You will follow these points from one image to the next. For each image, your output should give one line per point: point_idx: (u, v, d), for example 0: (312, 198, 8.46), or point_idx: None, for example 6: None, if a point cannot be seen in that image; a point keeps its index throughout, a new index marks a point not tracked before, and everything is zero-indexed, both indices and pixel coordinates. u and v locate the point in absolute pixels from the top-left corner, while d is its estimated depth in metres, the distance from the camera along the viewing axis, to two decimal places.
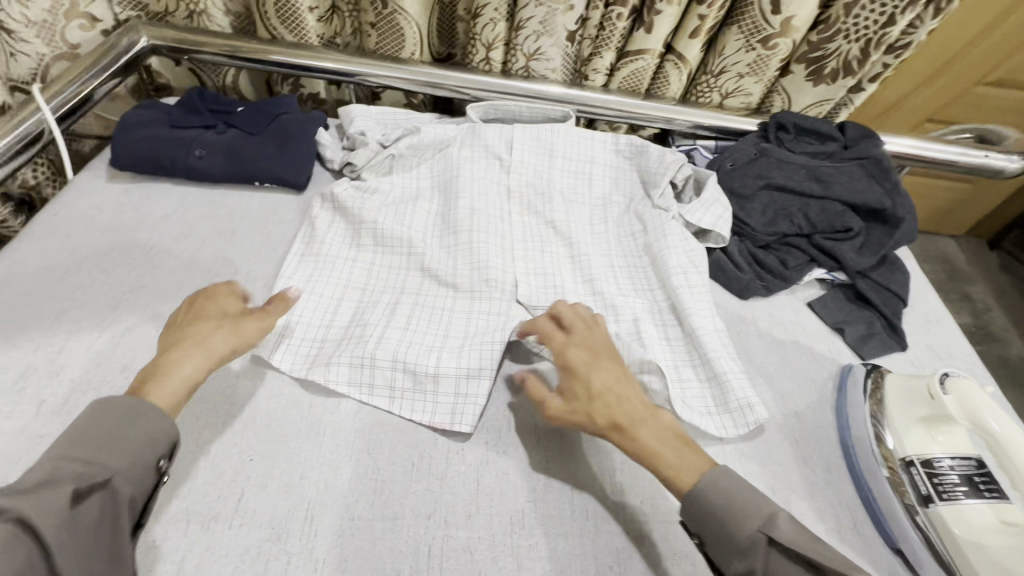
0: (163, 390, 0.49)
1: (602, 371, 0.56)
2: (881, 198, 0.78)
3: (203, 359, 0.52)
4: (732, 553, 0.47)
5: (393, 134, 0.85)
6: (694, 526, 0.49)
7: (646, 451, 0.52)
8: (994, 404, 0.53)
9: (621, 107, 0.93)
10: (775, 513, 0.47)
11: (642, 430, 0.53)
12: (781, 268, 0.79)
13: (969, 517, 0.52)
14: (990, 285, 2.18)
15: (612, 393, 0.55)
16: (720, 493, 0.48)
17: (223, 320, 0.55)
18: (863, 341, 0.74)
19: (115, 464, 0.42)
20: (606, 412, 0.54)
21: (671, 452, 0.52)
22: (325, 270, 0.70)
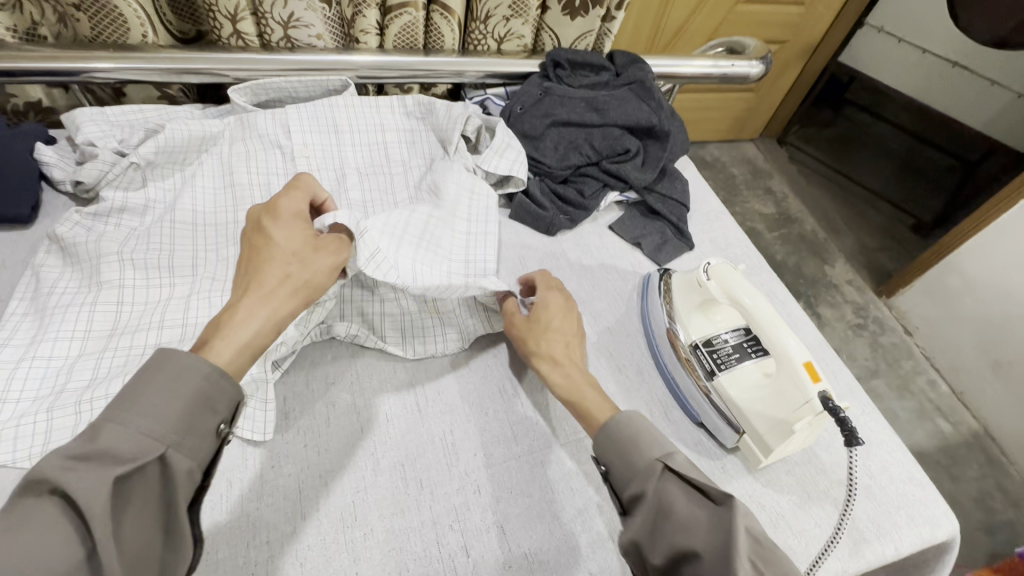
0: (224, 343, 0.46)
1: (565, 320, 0.62)
2: (650, 117, 0.85)
3: (266, 294, 0.50)
4: (629, 477, 0.48)
5: (134, 138, 0.72)
6: (601, 457, 0.51)
7: (570, 389, 0.56)
8: (745, 280, 0.61)
9: (402, 67, 0.89)
10: (674, 450, 0.48)
11: (574, 374, 0.58)
12: (579, 199, 0.83)
13: (742, 377, 0.60)
14: (784, 176, 2.56)
15: (563, 339, 0.60)
16: (626, 429, 0.50)
17: (278, 232, 0.54)
18: (658, 250, 0.81)
19: (167, 437, 0.40)
20: (548, 346, 0.60)
21: (595, 396, 0.55)
22: (59, 318, 0.59)
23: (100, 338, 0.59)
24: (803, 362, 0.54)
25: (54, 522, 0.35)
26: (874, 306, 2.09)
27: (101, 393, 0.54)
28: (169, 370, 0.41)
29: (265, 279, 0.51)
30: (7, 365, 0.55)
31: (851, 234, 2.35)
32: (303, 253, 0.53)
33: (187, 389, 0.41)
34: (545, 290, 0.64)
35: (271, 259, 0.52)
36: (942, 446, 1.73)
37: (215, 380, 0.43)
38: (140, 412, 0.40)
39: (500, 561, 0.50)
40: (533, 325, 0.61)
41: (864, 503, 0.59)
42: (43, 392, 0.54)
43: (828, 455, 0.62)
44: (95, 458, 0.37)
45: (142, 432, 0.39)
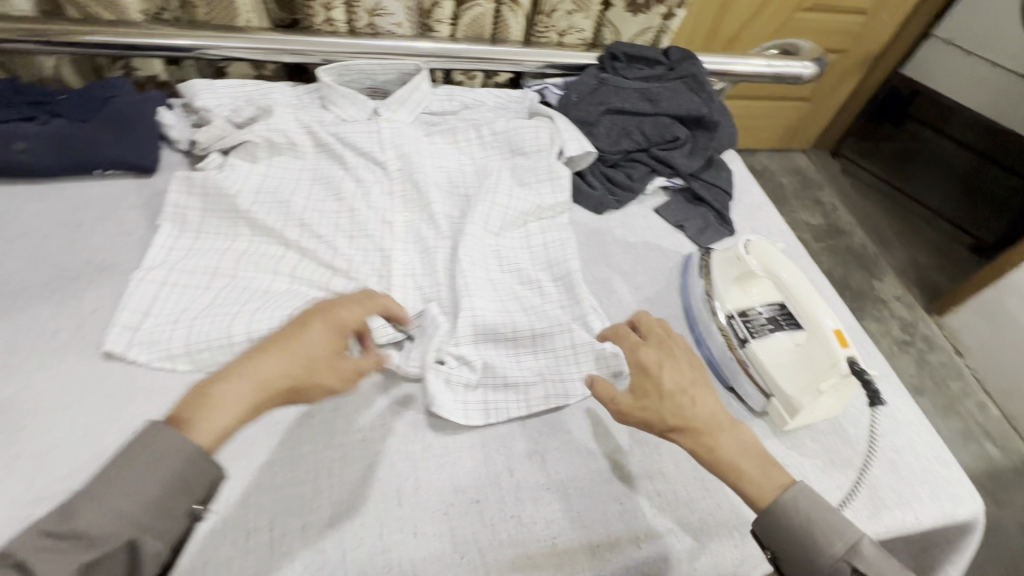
0: (206, 423, 0.43)
1: (676, 372, 0.53)
2: (701, 108, 0.89)
3: (262, 385, 0.46)
4: (808, 571, 0.47)
5: (243, 114, 0.84)
6: (771, 542, 0.49)
7: (724, 459, 0.50)
8: (783, 256, 0.65)
9: (470, 54, 0.97)
10: (857, 541, 0.46)
11: (722, 440, 0.51)
12: (628, 182, 0.89)
13: (773, 346, 0.64)
14: (835, 187, 2.52)
15: (687, 396, 0.52)
16: (800, 515, 0.48)
17: (324, 318, 0.51)
18: (700, 232, 0.86)
19: (141, 522, 0.40)
20: (676, 417, 0.51)
21: (754, 467, 0.50)
22: (196, 259, 0.69)
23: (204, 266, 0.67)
24: (833, 330, 0.58)
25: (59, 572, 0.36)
26: (923, 324, 2.03)
27: (218, 309, 0.63)
28: (156, 451, 0.41)
29: (264, 368, 0.47)
30: (145, 287, 0.64)
31: (903, 250, 2.29)
32: (317, 363, 0.49)
33: (166, 473, 0.41)
34: (644, 348, 0.55)
35: (283, 351, 0.48)
36: (989, 470, 1.67)
37: (193, 463, 0.42)
38: (122, 494, 0.40)
39: (540, 483, 0.56)
40: (646, 395, 0.52)
41: (887, 473, 0.62)
42: (154, 305, 0.63)
43: (854, 428, 0.65)
44: (70, 535, 0.37)
45: (120, 514, 0.39)
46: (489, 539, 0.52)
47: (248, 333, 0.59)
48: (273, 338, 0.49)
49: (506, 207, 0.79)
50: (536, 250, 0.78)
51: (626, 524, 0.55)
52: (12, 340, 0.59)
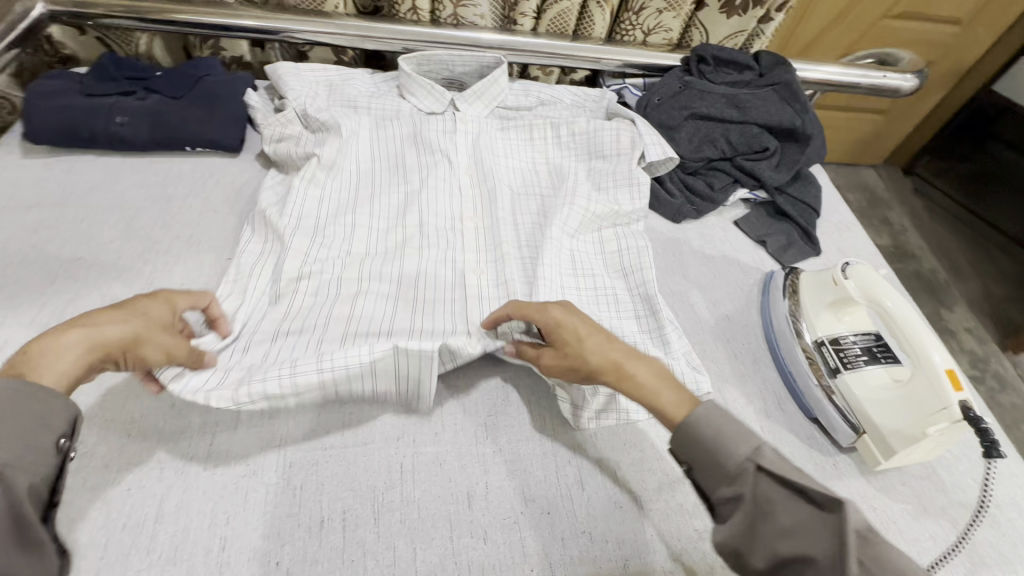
0: (49, 368, 0.42)
1: (583, 321, 0.54)
2: (794, 118, 0.84)
3: (92, 343, 0.44)
4: (721, 479, 0.45)
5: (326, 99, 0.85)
6: (684, 454, 0.47)
7: (641, 384, 0.51)
8: (888, 284, 0.60)
9: (552, 50, 0.95)
10: (762, 443, 0.44)
11: (635, 369, 0.51)
12: (708, 191, 0.85)
13: (868, 379, 0.60)
14: (906, 208, 2.38)
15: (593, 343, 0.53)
16: (711, 424, 0.46)
17: (149, 318, 0.48)
18: (783, 250, 0.82)
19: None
20: (596, 360, 0.52)
21: (666, 389, 0.51)
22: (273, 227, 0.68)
23: (281, 247, 0.66)
24: (945, 369, 0.53)
25: None
26: (995, 361, 1.90)
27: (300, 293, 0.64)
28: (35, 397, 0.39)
29: (109, 327, 0.45)
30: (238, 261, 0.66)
31: (978, 279, 2.14)
32: (155, 325, 0.48)
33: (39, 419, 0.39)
34: (541, 308, 0.55)
35: (127, 309, 0.47)
36: None
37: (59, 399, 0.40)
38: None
39: (612, 500, 0.54)
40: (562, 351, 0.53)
41: (986, 529, 0.57)
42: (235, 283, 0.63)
43: (951, 475, 0.60)
44: None
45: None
46: (558, 553, 0.50)
47: None
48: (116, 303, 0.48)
49: (586, 211, 0.77)
50: (611, 260, 0.76)
51: (701, 553, 0.52)
52: (107, 307, 0.62)
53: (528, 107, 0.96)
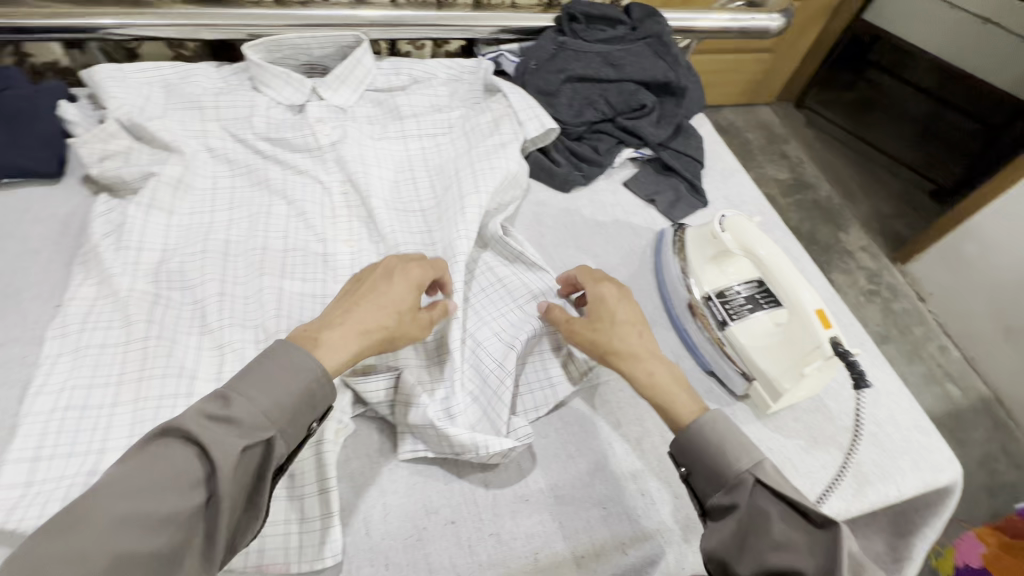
0: (328, 351, 0.47)
1: (630, 307, 0.56)
2: (667, 71, 0.84)
3: (364, 334, 0.49)
4: (717, 485, 0.47)
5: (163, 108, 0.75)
6: (684, 457, 0.49)
7: (651, 385, 0.52)
8: (758, 232, 0.62)
9: (415, 22, 0.88)
10: (762, 457, 0.47)
11: (654, 364, 0.53)
12: (594, 156, 0.83)
13: (753, 327, 0.61)
14: (801, 140, 2.51)
15: (635, 329, 0.55)
16: (717, 435, 0.48)
17: (399, 276, 0.54)
18: (671, 206, 0.82)
19: (278, 423, 0.42)
20: (618, 341, 0.54)
21: (682, 394, 0.52)
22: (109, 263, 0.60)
23: (119, 288, 0.58)
24: (815, 309, 0.55)
25: (171, 469, 0.38)
26: (888, 273, 2.08)
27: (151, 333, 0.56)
28: (282, 362, 0.44)
29: (371, 315, 0.50)
30: (75, 307, 0.57)
31: (867, 200, 2.32)
32: (403, 311, 0.51)
33: (297, 386, 0.44)
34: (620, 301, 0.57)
35: (403, 282, 0.53)
36: (951, 411, 1.77)
37: (321, 382, 0.45)
38: (258, 391, 0.42)
39: (520, 495, 0.53)
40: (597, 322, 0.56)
41: (869, 447, 0.62)
42: (66, 333, 0.55)
43: (836, 403, 0.64)
44: (226, 420, 0.40)
45: (261, 412, 0.42)
46: (467, 561, 0.48)
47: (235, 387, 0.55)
48: (363, 291, 0.52)
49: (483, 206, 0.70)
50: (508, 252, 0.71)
51: (611, 529, 0.53)
52: None
53: (400, 86, 0.90)
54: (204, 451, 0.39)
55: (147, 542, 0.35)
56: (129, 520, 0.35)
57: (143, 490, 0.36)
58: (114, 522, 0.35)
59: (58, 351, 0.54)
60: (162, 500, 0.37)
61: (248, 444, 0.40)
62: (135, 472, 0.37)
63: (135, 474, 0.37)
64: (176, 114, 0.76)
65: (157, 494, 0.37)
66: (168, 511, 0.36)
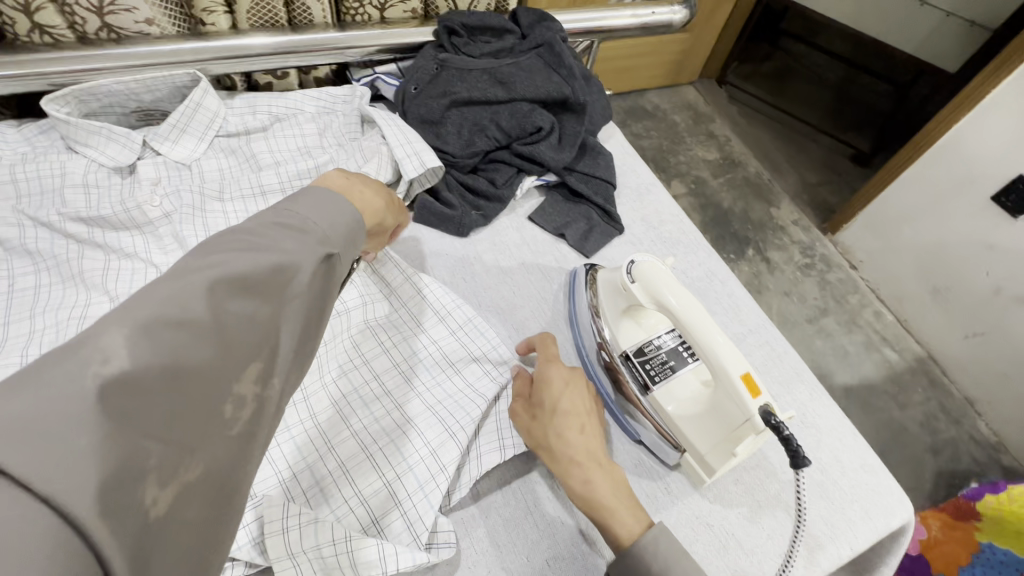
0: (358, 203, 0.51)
1: (576, 394, 0.53)
2: (562, 86, 0.74)
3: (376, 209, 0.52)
4: None
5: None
6: None
7: (591, 496, 0.47)
8: (672, 279, 0.54)
9: (264, 51, 0.74)
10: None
11: (597, 473, 0.48)
12: (492, 190, 0.73)
13: (678, 391, 0.53)
14: (726, 118, 2.50)
15: (578, 422, 0.51)
16: (659, 558, 0.44)
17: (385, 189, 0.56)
18: (584, 239, 0.73)
19: (335, 242, 0.41)
20: (560, 440, 0.50)
21: (624, 508, 0.47)
22: None
23: None
24: (741, 374, 0.47)
25: (248, 246, 0.35)
26: (821, 244, 2.11)
27: None
28: (314, 199, 0.42)
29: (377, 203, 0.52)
30: None
31: (794, 172, 2.34)
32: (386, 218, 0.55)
33: (343, 216, 0.42)
34: (567, 384, 0.53)
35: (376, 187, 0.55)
36: (891, 376, 1.81)
37: (357, 229, 0.43)
38: (311, 210, 0.41)
39: None
40: (541, 409, 0.52)
41: (815, 502, 0.56)
42: None
43: (777, 455, 0.57)
44: (289, 226, 0.39)
45: (327, 227, 0.40)
46: None
47: None
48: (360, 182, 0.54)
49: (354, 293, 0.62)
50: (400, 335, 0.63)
51: None
52: None
53: (259, 126, 0.76)
54: (247, 258, 0.34)
55: (240, 309, 0.33)
56: (194, 337, 0.30)
57: (177, 297, 0.30)
58: (178, 302, 0.30)
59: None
60: (214, 288, 0.32)
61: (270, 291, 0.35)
62: (213, 263, 0.33)
63: (216, 254, 0.34)
64: None
65: (204, 286, 0.32)
66: (238, 301, 0.33)
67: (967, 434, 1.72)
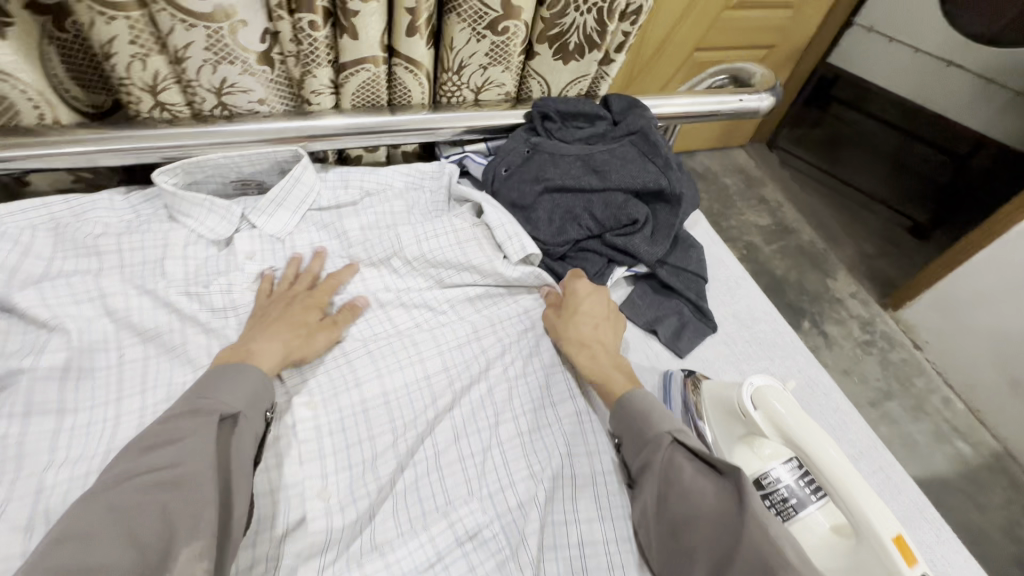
0: (263, 356, 0.55)
1: (603, 328, 0.65)
2: (658, 178, 0.73)
3: (286, 353, 0.58)
4: None
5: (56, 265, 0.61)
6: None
7: (595, 374, 0.62)
8: (798, 408, 0.49)
9: (364, 131, 0.75)
10: None
11: (617, 378, 0.61)
12: (582, 280, 0.71)
13: (802, 532, 0.49)
14: (778, 183, 2.47)
15: (592, 320, 0.66)
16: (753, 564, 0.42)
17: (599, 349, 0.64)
18: (676, 336, 0.69)
19: (241, 404, 0.50)
20: (576, 330, 0.65)
21: (619, 377, 0.61)
22: None
23: None
24: (893, 537, 0.42)
25: (197, 435, 0.46)
26: (881, 320, 2.01)
27: None
28: (228, 369, 0.52)
29: (289, 339, 0.58)
30: None
31: (851, 243, 2.28)
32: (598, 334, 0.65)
33: (248, 381, 0.52)
34: (603, 318, 0.66)
35: (294, 324, 0.60)
36: (965, 471, 1.67)
37: (264, 389, 0.53)
38: (214, 392, 0.50)
39: None
40: (568, 315, 0.67)
41: None
42: None
43: None
44: (175, 429, 0.46)
45: (229, 400, 0.50)
46: None
47: None
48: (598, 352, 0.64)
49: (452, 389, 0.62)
50: (485, 433, 0.61)
51: None
52: None
53: (350, 201, 0.76)
54: (167, 455, 0.44)
55: (161, 506, 0.42)
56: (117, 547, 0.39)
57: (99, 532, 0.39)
58: (98, 530, 0.39)
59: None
60: (140, 496, 0.41)
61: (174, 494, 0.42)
62: (95, 503, 0.41)
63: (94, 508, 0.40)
64: (66, 270, 0.61)
65: (124, 505, 0.41)
66: (156, 504, 0.42)
67: None
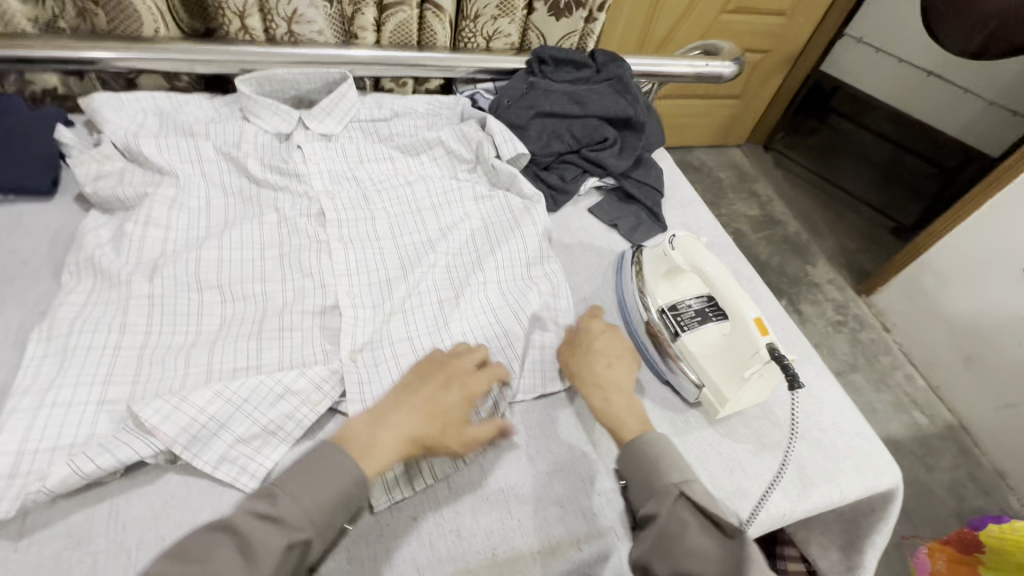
0: (372, 458, 0.50)
1: (607, 341, 0.65)
2: (627, 108, 0.92)
3: (407, 437, 0.52)
4: (649, 495, 0.52)
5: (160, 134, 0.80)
6: (625, 471, 0.55)
7: (606, 380, 0.61)
8: (705, 250, 0.68)
9: (398, 62, 0.95)
10: (692, 478, 0.52)
11: (614, 396, 0.60)
12: (561, 183, 0.90)
13: (701, 338, 0.66)
14: (769, 179, 2.64)
15: (605, 358, 0.63)
16: (652, 448, 0.54)
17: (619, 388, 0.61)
18: (633, 230, 0.88)
19: (315, 525, 0.46)
20: (589, 352, 0.64)
21: (632, 417, 0.58)
22: (105, 274, 0.64)
23: (110, 296, 0.62)
24: (754, 318, 0.61)
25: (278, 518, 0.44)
26: (854, 304, 2.17)
27: (131, 339, 0.59)
28: (335, 456, 0.49)
29: (415, 419, 0.53)
30: (66, 310, 0.60)
31: (833, 236, 2.44)
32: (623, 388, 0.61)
33: (348, 480, 0.48)
34: (604, 333, 0.66)
35: (428, 398, 0.55)
36: (918, 438, 1.81)
37: (360, 485, 0.49)
38: (308, 491, 0.47)
39: (479, 493, 0.58)
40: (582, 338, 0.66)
41: (811, 450, 0.66)
42: (55, 334, 0.58)
43: (782, 410, 0.69)
44: (273, 518, 0.45)
45: (308, 515, 0.46)
46: (427, 556, 0.53)
47: (209, 412, 0.55)
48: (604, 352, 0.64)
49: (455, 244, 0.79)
50: None
51: (567, 526, 0.57)
52: None
53: (383, 118, 0.95)
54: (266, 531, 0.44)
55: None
56: None
57: None
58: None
59: (48, 351, 0.56)
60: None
61: (294, 544, 0.45)
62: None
63: None
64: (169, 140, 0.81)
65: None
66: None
67: (997, 506, 1.69)
